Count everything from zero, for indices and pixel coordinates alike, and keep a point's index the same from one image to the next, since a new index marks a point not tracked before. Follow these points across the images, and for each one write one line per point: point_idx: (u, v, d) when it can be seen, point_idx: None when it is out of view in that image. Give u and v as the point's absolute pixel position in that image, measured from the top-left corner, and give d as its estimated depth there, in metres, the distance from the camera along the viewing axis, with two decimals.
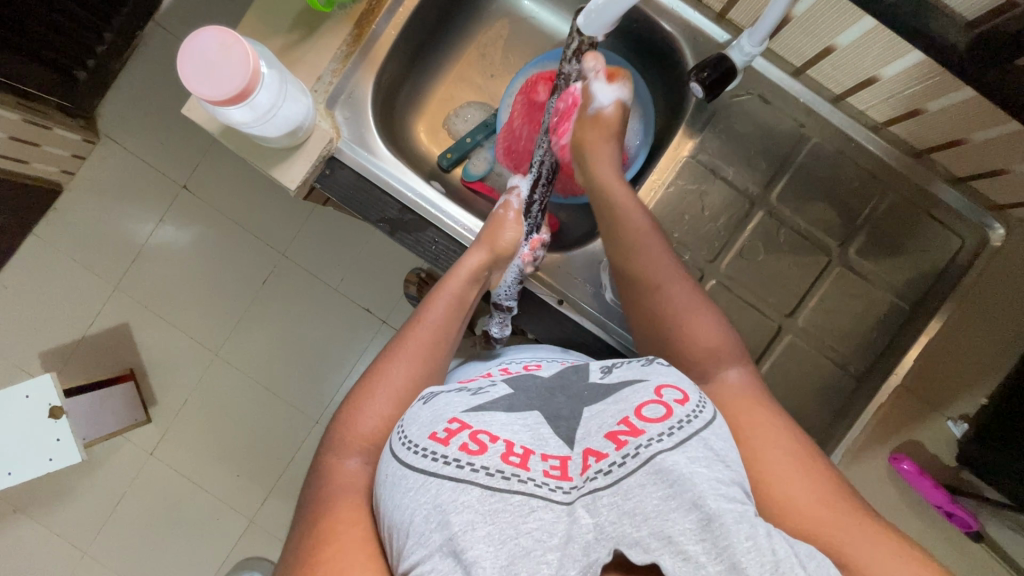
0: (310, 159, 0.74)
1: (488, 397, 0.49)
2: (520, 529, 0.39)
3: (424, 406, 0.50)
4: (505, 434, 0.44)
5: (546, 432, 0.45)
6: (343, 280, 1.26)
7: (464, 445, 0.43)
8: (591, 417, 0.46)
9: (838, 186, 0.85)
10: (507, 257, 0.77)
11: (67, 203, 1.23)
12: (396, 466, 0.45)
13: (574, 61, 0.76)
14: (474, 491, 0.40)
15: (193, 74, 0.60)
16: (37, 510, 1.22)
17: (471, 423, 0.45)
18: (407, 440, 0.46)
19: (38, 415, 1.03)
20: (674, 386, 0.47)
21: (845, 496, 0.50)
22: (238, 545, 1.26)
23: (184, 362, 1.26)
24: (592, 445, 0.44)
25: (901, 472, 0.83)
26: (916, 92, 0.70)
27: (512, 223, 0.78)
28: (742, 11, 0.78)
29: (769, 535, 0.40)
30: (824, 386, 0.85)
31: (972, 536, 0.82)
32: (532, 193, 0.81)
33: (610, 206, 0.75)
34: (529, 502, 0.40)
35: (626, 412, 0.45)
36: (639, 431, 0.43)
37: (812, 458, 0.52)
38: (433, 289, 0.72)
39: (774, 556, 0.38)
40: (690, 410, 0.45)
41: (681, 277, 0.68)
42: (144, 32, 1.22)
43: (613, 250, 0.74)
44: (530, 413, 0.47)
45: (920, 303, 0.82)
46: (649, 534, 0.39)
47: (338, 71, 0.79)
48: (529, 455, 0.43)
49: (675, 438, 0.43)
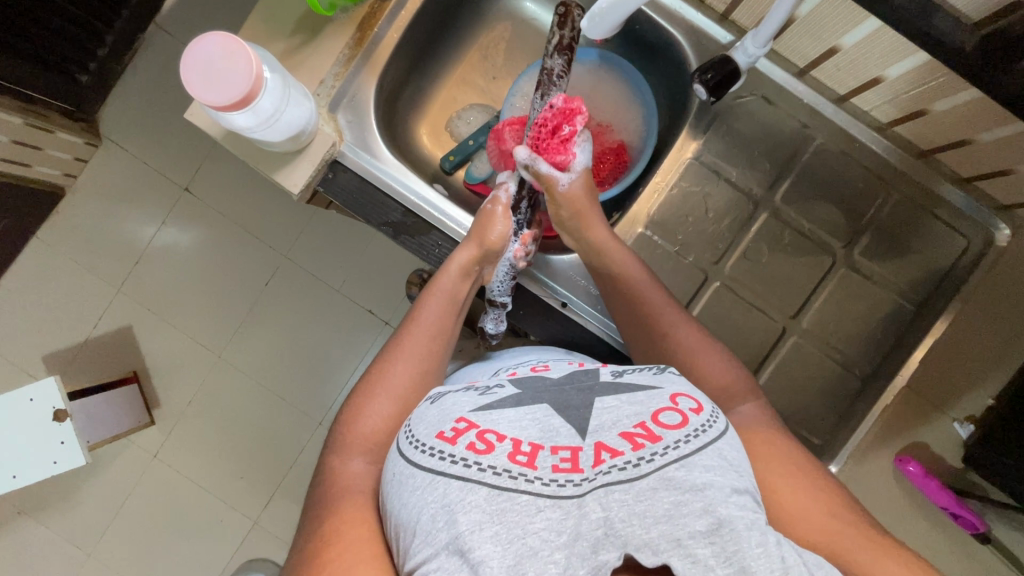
0: (312, 163, 0.74)
1: (495, 396, 0.48)
2: (527, 529, 0.39)
3: (432, 405, 0.50)
4: (513, 432, 0.44)
5: (556, 422, 0.45)
6: (346, 282, 1.26)
7: (472, 444, 0.43)
8: (604, 409, 0.46)
9: (842, 186, 0.84)
10: (497, 251, 0.75)
11: (70, 206, 1.24)
12: (403, 464, 0.45)
13: (557, 55, 0.73)
14: (481, 490, 0.40)
15: (196, 80, 0.60)
16: (43, 512, 1.23)
17: (478, 422, 0.45)
18: (414, 439, 0.46)
19: (42, 418, 1.04)
20: (688, 395, 0.47)
21: (854, 511, 0.50)
22: (242, 547, 1.26)
23: (187, 365, 1.26)
24: (605, 440, 0.43)
25: (907, 474, 0.81)
26: (921, 93, 0.70)
27: (501, 218, 0.76)
28: (746, 12, 0.78)
29: (779, 543, 0.40)
30: (829, 387, 0.84)
31: (979, 538, 0.81)
32: (521, 189, 0.78)
33: (602, 254, 0.76)
34: (535, 502, 0.40)
35: (643, 416, 0.45)
36: (656, 437, 0.43)
37: (820, 475, 0.53)
38: (425, 287, 0.72)
39: (784, 564, 0.38)
40: (705, 419, 0.45)
41: (680, 321, 0.69)
42: (146, 34, 1.22)
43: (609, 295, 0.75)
44: (538, 406, 0.47)
45: (925, 304, 0.82)
46: (659, 536, 0.38)
47: (340, 74, 0.78)
48: (537, 452, 0.43)
49: (690, 446, 0.43)
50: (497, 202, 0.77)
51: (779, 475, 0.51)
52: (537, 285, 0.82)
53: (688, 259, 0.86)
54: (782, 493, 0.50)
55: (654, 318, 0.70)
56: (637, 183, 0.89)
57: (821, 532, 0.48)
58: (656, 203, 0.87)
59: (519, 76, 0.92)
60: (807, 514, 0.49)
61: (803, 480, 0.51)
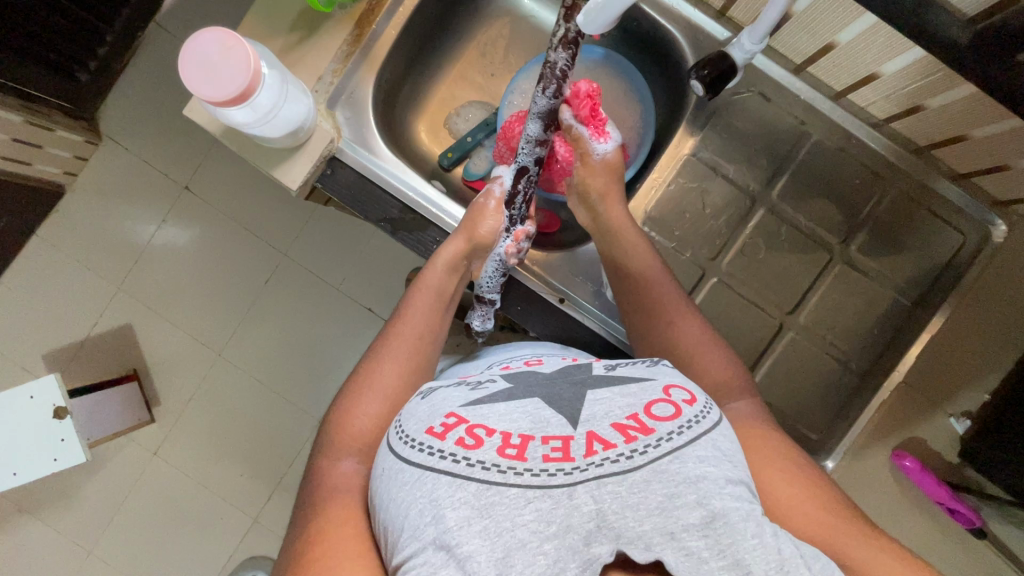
0: (311, 159, 0.75)
1: (487, 391, 0.49)
2: (516, 522, 0.39)
3: (422, 401, 0.50)
4: (502, 425, 0.44)
5: (547, 414, 0.45)
6: (344, 280, 1.26)
7: (461, 439, 0.43)
8: (597, 400, 0.46)
9: (838, 183, 0.85)
10: (485, 246, 0.76)
11: (69, 204, 1.24)
12: (393, 460, 0.45)
13: (562, 50, 0.64)
14: (469, 486, 0.40)
15: (194, 76, 0.60)
16: (42, 509, 1.23)
17: (467, 418, 0.45)
18: (404, 434, 0.46)
19: (42, 415, 1.04)
20: (681, 387, 0.47)
21: (840, 504, 0.51)
22: (241, 544, 1.26)
23: (186, 362, 1.26)
24: (598, 431, 0.43)
25: (902, 469, 0.81)
26: (917, 88, 0.70)
27: (494, 210, 0.76)
28: (743, 8, 0.78)
29: (775, 535, 0.40)
30: (825, 384, 0.85)
31: (975, 533, 0.81)
32: (515, 184, 0.74)
33: (620, 243, 0.77)
34: (524, 494, 0.40)
35: (635, 408, 0.45)
36: (649, 429, 0.43)
37: (808, 470, 0.53)
38: (413, 282, 0.74)
39: (780, 555, 0.39)
40: (698, 410, 0.45)
41: (689, 312, 0.70)
42: (145, 33, 1.22)
43: (624, 286, 0.75)
44: (529, 399, 0.47)
45: (921, 299, 0.83)
46: (652, 529, 0.39)
47: (338, 71, 0.79)
48: (527, 443, 0.43)
49: (684, 437, 0.43)
50: (493, 194, 0.78)
51: (773, 468, 0.51)
52: (533, 279, 0.82)
53: (685, 254, 0.86)
54: (771, 483, 0.50)
55: (665, 307, 0.71)
56: (634, 180, 0.89)
57: (813, 524, 0.48)
58: (652, 201, 0.87)
59: (518, 73, 0.92)
60: (800, 510, 0.49)
61: (797, 477, 0.51)
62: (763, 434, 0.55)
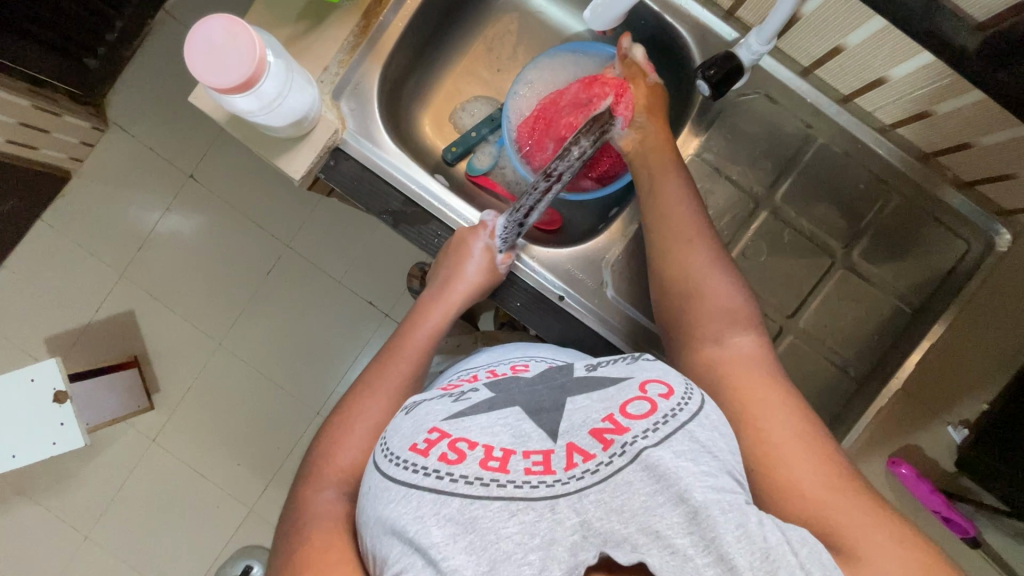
0: (315, 149, 0.75)
1: (469, 402, 0.49)
2: (501, 534, 0.39)
3: (405, 416, 0.49)
4: (484, 439, 0.44)
5: (528, 427, 0.45)
6: (346, 272, 1.26)
7: (443, 455, 0.43)
8: (575, 409, 0.46)
9: (845, 188, 0.84)
10: (469, 291, 0.75)
11: (76, 190, 1.24)
12: (378, 478, 0.44)
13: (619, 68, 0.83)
14: (453, 502, 0.40)
15: (199, 62, 0.60)
16: (41, 493, 1.24)
17: (450, 431, 0.45)
18: (389, 452, 0.46)
19: (42, 400, 1.04)
20: (657, 380, 0.47)
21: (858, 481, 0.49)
22: (236, 534, 1.26)
23: (187, 351, 1.26)
24: (577, 441, 0.43)
25: (899, 477, 0.82)
26: (925, 94, 0.70)
27: (480, 255, 0.76)
28: (752, 9, 0.78)
29: (760, 523, 0.40)
30: (825, 392, 0.84)
31: (968, 543, 0.82)
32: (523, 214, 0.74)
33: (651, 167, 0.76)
34: (510, 505, 0.40)
35: (611, 409, 0.45)
36: (624, 429, 0.43)
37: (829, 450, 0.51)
38: (411, 320, 0.74)
39: (765, 544, 0.38)
40: (675, 403, 0.45)
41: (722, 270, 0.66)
42: (155, 20, 1.23)
43: (657, 233, 0.71)
44: (511, 410, 0.47)
45: (921, 308, 0.82)
46: (637, 530, 0.39)
47: (344, 62, 0.79)
48: (510, 456, 0.42)
49: (661, 433, 0.42)
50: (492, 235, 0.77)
51: (802, 463, 0.49)
52: (535, 274, 0.82)
53: None
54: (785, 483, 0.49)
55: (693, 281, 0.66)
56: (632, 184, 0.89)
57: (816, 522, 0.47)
58: None
59: (527, 66, 0.92)
60: (787, 500, 0.47)
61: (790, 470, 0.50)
62: (771, 393, 0.54)
